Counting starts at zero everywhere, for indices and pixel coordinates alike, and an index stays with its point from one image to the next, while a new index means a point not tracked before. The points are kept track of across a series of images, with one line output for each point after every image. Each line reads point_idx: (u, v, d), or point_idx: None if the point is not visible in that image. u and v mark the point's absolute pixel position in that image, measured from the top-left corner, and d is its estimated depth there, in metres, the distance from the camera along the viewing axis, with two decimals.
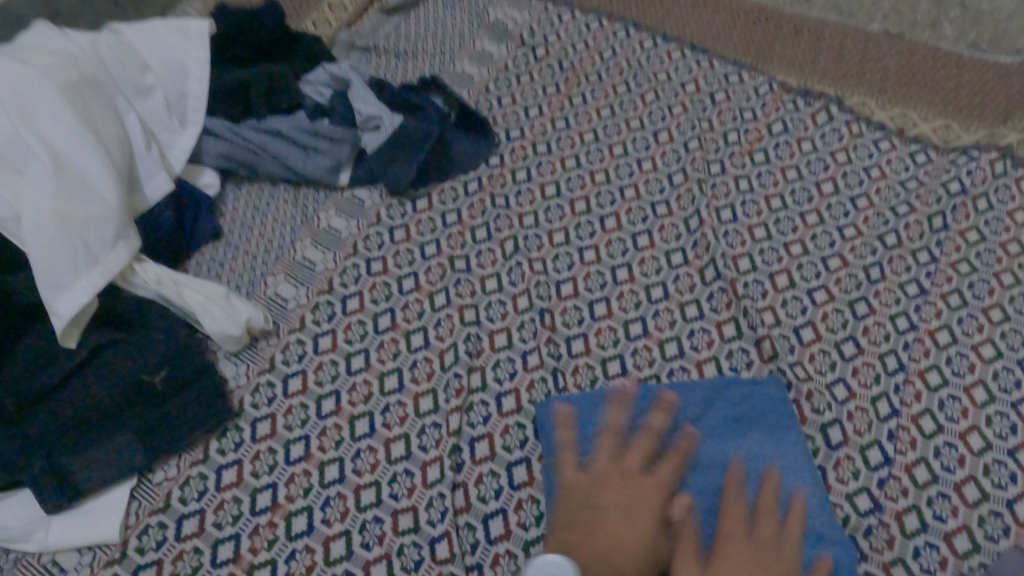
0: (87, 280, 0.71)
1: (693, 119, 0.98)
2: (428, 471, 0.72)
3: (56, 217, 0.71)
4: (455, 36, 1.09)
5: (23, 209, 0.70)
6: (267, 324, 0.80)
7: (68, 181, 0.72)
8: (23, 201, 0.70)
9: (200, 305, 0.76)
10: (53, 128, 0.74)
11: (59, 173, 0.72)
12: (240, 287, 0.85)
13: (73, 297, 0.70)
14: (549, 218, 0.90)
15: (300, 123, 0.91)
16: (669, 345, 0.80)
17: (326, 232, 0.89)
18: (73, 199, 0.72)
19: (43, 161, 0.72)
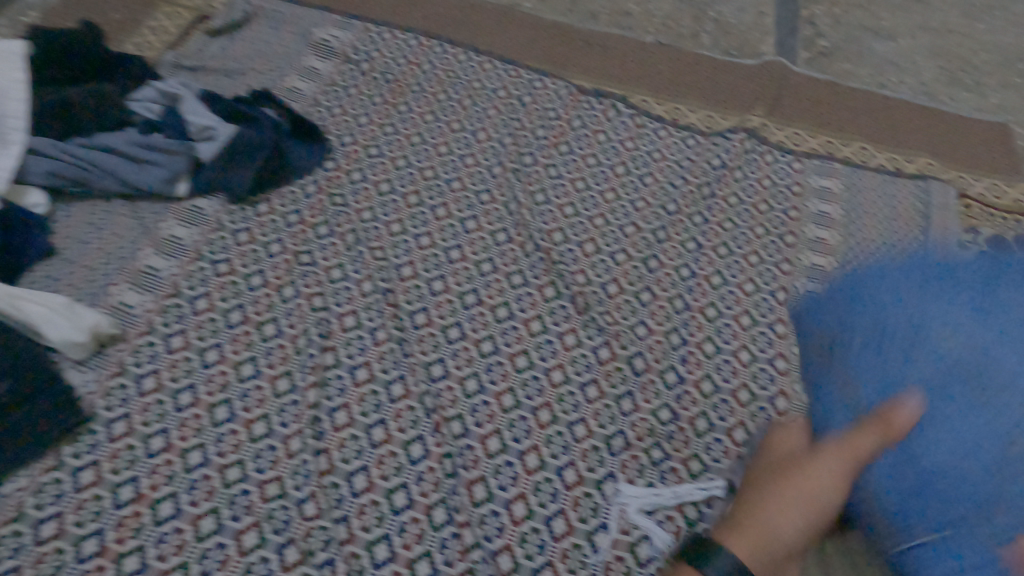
0: None
1: (506, 120, 1.13)
2: (291, 442, 0.78)
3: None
4: (283, 55, 1.17)
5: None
6: (114, 329, 0.83)
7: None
8: None
9: (42, 315, 0.78)
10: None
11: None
12: (80, 299, 0.86)
13: None
14: (386, 211, 1.00)
15: (133, 139, 0.96)
16: (500, 309, 0.92)
17: (168, 240, 0.93)
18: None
19: None
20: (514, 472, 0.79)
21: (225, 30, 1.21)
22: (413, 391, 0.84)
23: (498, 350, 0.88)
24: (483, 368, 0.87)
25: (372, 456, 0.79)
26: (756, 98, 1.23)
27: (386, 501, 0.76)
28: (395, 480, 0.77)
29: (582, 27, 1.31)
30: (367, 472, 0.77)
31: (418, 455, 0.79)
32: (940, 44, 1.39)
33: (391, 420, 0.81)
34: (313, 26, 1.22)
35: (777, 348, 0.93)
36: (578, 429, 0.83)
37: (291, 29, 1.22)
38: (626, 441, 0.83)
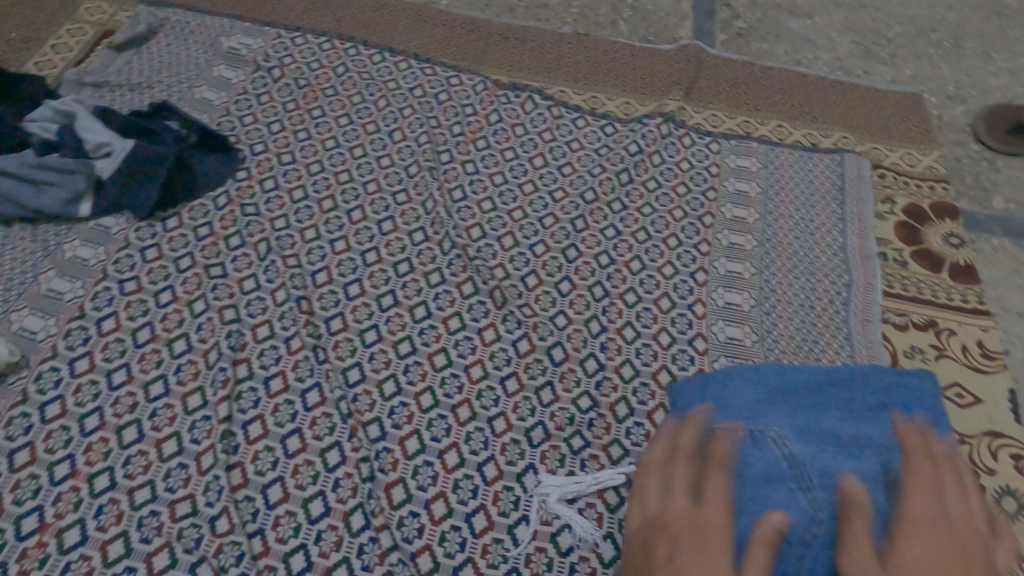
0: None
1: (422, 118, 1.12)
2: (202, 459, 0.77)
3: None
4: (190, 66, 1.19)
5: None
6: (12, 356, 0.80)
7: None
8: None
9: None
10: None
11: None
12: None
13: None
14: (300, 218, 1.00)
15: (26, 160, 0.94)
16: (418, 309, 0.92)
17: (72, 262, 0.92)
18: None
19: None
20: (434, 471, 0.79)
21: (131, 44, 1.22)
22: (329, 397, 0.83)
23: (416, 350, 0.88)
24: (400, 369, 0.86)
25: (287, 466, 0.78)
26: (672, 81, 1.23)
27: (302, 511, 0.75)
28: (312, 488, 0.77)
29: (497, 21, 1.31)
30: (282, 482, 0.77)
31: (335, 462, 0.78)
32: (853, 18, 1.42)
33: (307, 428, 0.81)
34: (221, 36, 1.23)
35: (696, 328, 0.93)
36: (498, 424, 0.83)
37: (198, 40, 1.23)
38: (546, 432, 0.83)
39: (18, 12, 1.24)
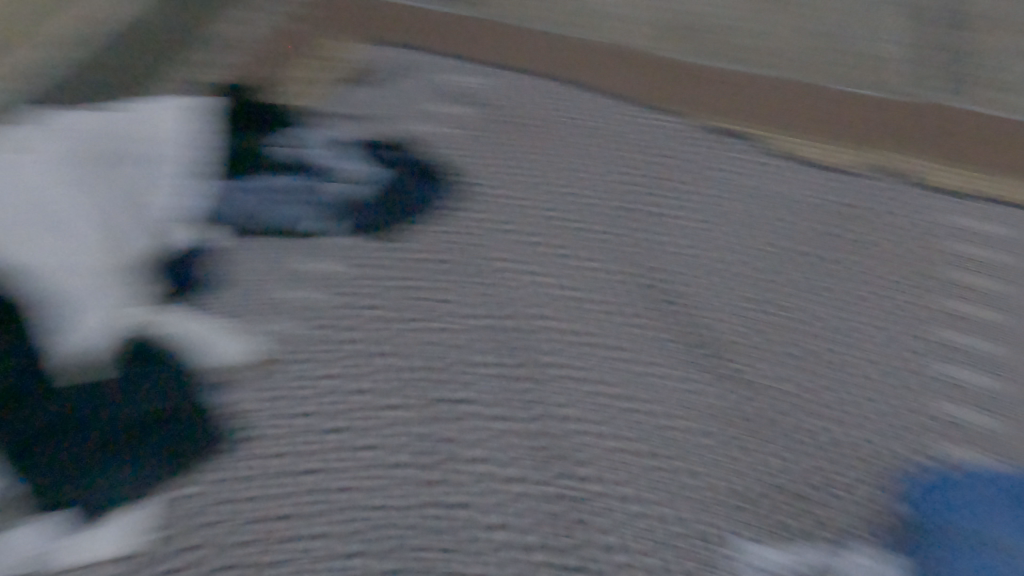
0: (115, 311, 0.88)
1: (649, 163, 1.15)
2: (431, 474, 0.82)
3: (94, 267, 0.91)
4: (426, 94, 1.21)
5: (63, 258, 0.91)
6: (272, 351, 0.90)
7: (109, 241, 0.93)
8: (67, 257, 0.91)
9: (204, 333, 0.89)
10: (87, 198, 0.97)
11: (94, 231, 0.94)
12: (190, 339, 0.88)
13: (105, 324, 0.87)
14: (526, 251, 1.03)
15: (299, 177, 1.06)
16: (638, 356, 0.93)
17: (312, 247, 1.00)
18: (106, 247, 0.93)
19: (75, 228, 0.94)
20: (643, 529, 0.80)
21: (372, 69, 1.25)
22: (542, 433, 0.86)
23: (629, 400, 0.90)
24: (613, 417, 0.88)
25: (500, 497, 0.81)
26: (886, 125, 1.21)
27: (519, 541, 0.78)
28: (529, 522, 0.80)
29: (712, 64, 1.30)
30: (495, 513, 0.80)
31: (552, 496, 0.82)
32: None
33: (527, 460, 0.84)
34: (448, 72, 1.26)
35: (927, 423, 0.89)
36: (707, 491, 0.83)
37: (432, 72, 1.25)
38: (761, 503, 0.82)
39: (280, 37, 1.37)
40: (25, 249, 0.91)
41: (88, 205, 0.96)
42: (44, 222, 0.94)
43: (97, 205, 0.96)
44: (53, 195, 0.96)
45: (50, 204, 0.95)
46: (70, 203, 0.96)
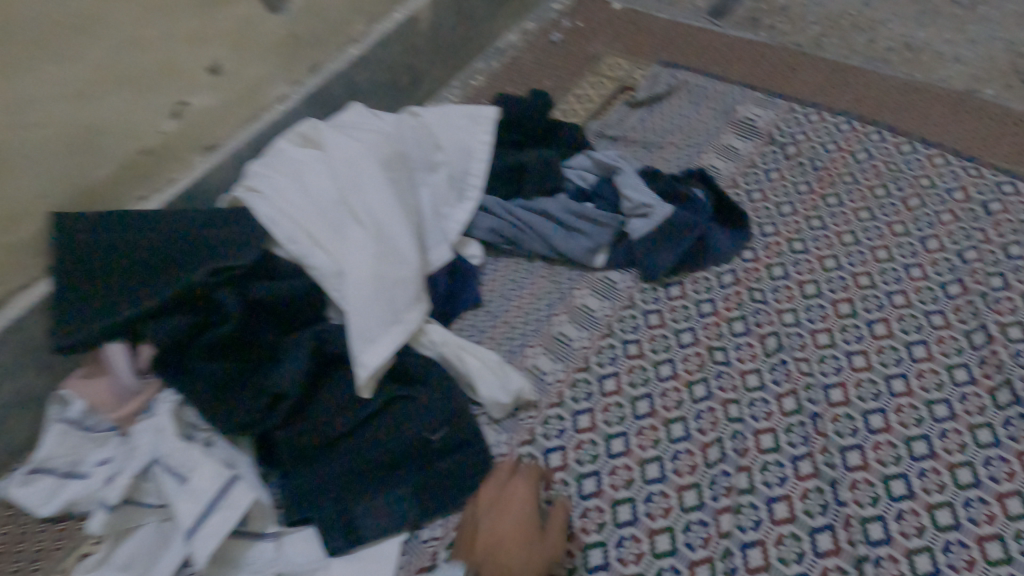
0: (390, 334, 0.80)
1: (967, 228, 0.96)
2: (697, 570, 0.72)
3: (375, 280, 0.81)
4: (702, 130, 1.15)
5: (344, 263, 0.81)
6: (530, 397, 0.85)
7: (392, 252, 0.83)
8: (347, 261, 0.81)
9: (477, 369, 0.83)
10: (370, 197, 0.85)
11: (376, 237, 0.83)
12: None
13: (377, 350, 0.79)
14: (811, 317, 0.90)
15: (568, 206, 0.97)
16: (962, 471, 0.75)
17: (603, 282, 0.96)
18: (387, 259, 0.82)
19: (360, 229, 0.83)
20: None
21: (647, 101, 1.22)
22: (845, 548, 0.72)
23: (960, 526, 0.72)
24: (938, 544, 0.71)
25: None
26: None
27: None
28: None
29: None
30: None
31: None
32: None
33: None
34: (734, 103, 1.18)
35: None
36: None
37: (711, 105, 1.19)
38: None
39: (545, 63, 1.33)
40: (305, 248, 0.82)
41: (371, 206, 0.85)
42: (325, 220, 0.84)
43: (380, 209, 0.85)
44: (335, 189, 0.86)
45: (334, 199, 0.85)
46: (353, 199, 0.85)
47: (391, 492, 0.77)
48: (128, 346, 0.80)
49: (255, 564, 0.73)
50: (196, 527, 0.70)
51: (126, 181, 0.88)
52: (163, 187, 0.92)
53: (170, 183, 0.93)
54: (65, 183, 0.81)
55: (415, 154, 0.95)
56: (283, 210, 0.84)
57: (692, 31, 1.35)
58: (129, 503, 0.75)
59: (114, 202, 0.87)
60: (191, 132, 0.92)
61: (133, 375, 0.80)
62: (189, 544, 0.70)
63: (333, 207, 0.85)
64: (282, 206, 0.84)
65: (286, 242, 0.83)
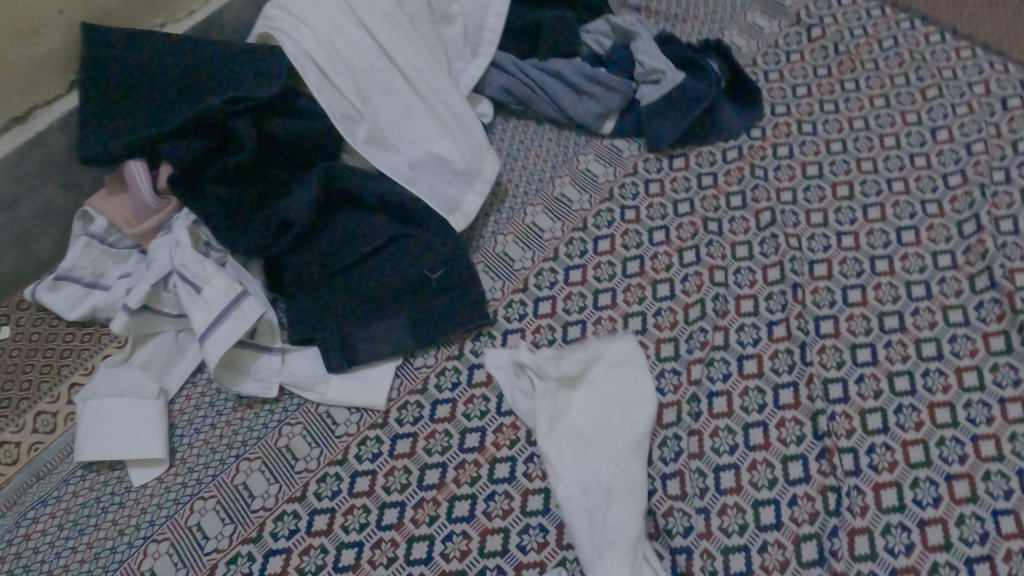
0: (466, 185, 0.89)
1: (980, 121, 0.95)
2: (665, 412, 0.78)
3: (445, 134, 0.88)
4: (728, 6, 1.12)
5: (411, 122, 0.88)
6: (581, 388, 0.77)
7: (454, 107, 0.89)
8: (412, 118, 0.88)
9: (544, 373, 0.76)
10: (411, 54, 0.87)
11: (430, 96, 0.88)
12: (487, 221, 0.93)
13: (466, 199, 0.89)
14: (808, 197, 0.92)
15: (581, 68, 0.97)
16: (927, 345, 0.79)
17: (608, 149, 0.98)
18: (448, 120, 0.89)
19: (414, 90, 0.88)
20: (908, 540, 0.69)
21: None
22: (805, 403, 0.77)
23: (915, 393, 0.77)
24: (892, 406, 0.76)
25: (745, 457, 0.75)
26: None
27: (751, 511, 0.72)
28: (766, 493, 0.72)
29: None
30: (737, 472, 0.74)
31: (797, 476, 0.73)
32: None
33: (774, 426, 0.76)
34: None
35: None
36: (1004, 522, 0.69)
37: None
38: None
39: None
40: (344, 98, 0.85)
41: (420, 60, 0.88)
42: (371, 76, 0.86)
43: (428, 61, 0.88)
44: (374, 44, 0.86)
45: (374, 55, 0.86)
46: (395, 50, 0.87)
47: (388, 320, 0.82)
48: (147, 165, 0.85)
49: (261, 372, 0.81)
50: (209, 332, 0.77)
51: (145, 6, 0.88)
52: (181, 18, 0.92)
53: (188, 14, 0.93)
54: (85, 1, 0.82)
55: (432, 1, 0.92)
56: (311, 58, 0.84)
57: None
58: (147, 310, 0.80)
59: (133, 25, 0.88)
60: None
61: (152, 193, 0.85)
62: (203, 347, 0.77)
63: (375, 63, 0.86)
64: (307, 48, 0.84)
65: (317, 93, 0.84)
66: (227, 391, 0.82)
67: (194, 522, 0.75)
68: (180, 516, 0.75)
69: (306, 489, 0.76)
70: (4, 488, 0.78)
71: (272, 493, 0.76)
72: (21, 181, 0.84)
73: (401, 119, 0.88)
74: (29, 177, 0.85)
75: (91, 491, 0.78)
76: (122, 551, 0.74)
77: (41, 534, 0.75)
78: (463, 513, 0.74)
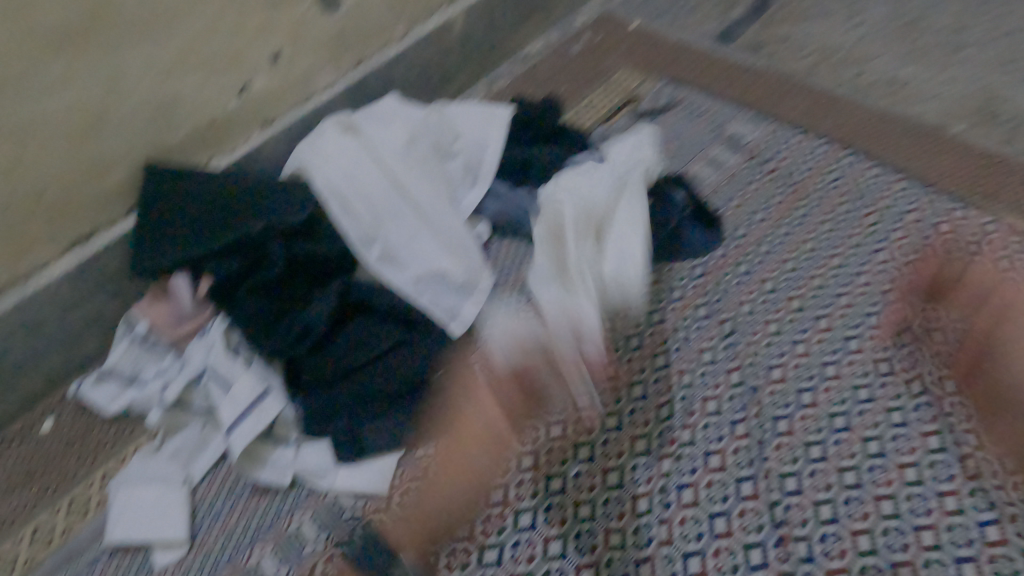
0: (465, 299, 1.01)
1: (914, 245, 1.09)
2: (638, 502, 0.86)
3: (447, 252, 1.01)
4: (695, 142, 1.29)
5: (416, 242, 1.01)
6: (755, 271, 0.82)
7: (454, 231, 1.03)
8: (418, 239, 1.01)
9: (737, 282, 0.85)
10: (419, 186, 1.03)
11: (434, 223, 1.02)
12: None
13: (464, 309, 1.00)
14: (765, 309, 1.04)
15: (567, 195, 1.11)
16: (871, 443, 0.89)
17: None
18: (450, 243, 1.02)
19: (419, 215, 1.02)
20: None
21: (651, 113, 1.36)
22: (762, 495, 0.86)
23: (862, 486, 0.86)
24: (841, 498, 0.85)
25: (710, 545, 0.82)
26: None
27: None
28: None
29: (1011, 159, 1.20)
30: (702, 558, 0.81)
31: (757, 562, 0.81)
32: None
33: (736, 515, 0.84)
34: (727, 121, 1.32)
35: None
36: None
37: (707, 121, 1.33)
38: None
39: (566, 70, 1.45)
40: (359, 222, 0.99)
41: (426, 191, 1.03)
42: (385, 204, 1.01)
43: (433, 192, 1.04)
44: (388, 178, 1.02)
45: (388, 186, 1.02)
46: (405, 183, 1.02)
47: (394, 413, 0.92)
48: (191, 277, 0.98)
49: (277, 462, 0.91)
50: (234, 425, 0.90)
51: (196, 144, 1.05)
52: (226, 153, 1.09)
53: (232, 150, 1.10)
54: (149, 141, 0.98)
55: (437, 143, 1.11)
56: (335, 191, 1.01)
57: (700, 46, 1.47)
58: (180, 404, 0.95)
59: (185, 160, 1.04)
60: (250, 109, 1.09)
61: (192, 301, 0.98)
62: (230, 439, 0.90)
63: (388, 194, 1.01)
64: (333, 182, 1.01)
65: (338, 219, 0.99)
66: (244, 480, 0.91)
67: None
68: None
69: (313, 571, 0.83)
70: (38, 568, 0.86)
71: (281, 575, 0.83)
72: (78, 291, 0.98)
73: (408, 240, 1.01)
74: (86, 288, 0.98)
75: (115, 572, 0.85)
76: None
77: None
78: None
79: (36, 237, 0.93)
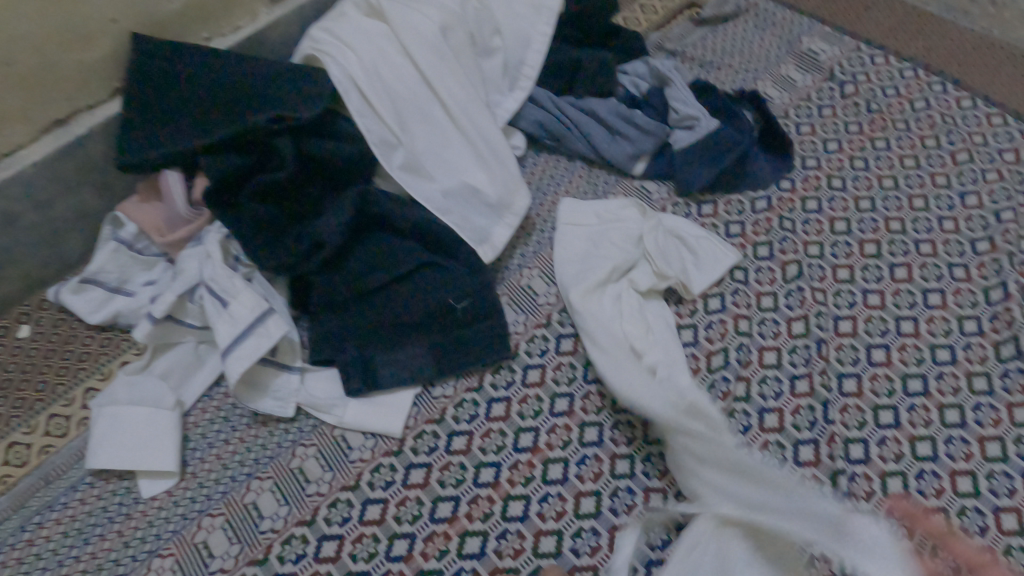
0: (497, 220, 0.89)
1: (1010, 189, 0.96)
2: None
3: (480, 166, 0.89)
4: (761, 57, 1.13)
5: (447, 152, 0.89)
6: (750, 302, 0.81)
7: (489, 141, 0.89)
8: (449, 149, 0.89)
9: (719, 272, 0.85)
10: (453, 84, 0.88)
11: (468, 129, 0.89)
12: (514, 253, 0.93)
13: (497, 231, 0.89)
14: (835, 253, 0.92)
15: (616, 108, 0.98)
16: (950, 412, 0.79)
17: (638, 190, 0.98)
18: (485, 155, 0.89)
19: (450, 121, 0.89)
20: None
21: (712, 21, 1.19)
22: (824, 462, 0.76)
23: (937, 459, 0.76)
24: (913, 471, 0.75)
25: None
26: None
27: None
28: None
29: None
30: None
31: None
32: None
33: None
34: (800, 35, 1.16)
35: None
36: None
37: (777, 34, 1.16)
38: None
39: None
40: (382, 122, 0.86)
41: (461, 91, 0.89)
42: (413, 104, 0.87)
43: (468, 93, 0.89)
44: (417, 73, 0.88)
45: (417, 83, 0.88)
46: (436, 78, 0.88)
47: (413, 343, 0.82)
48: (184, 177, 0.86)
49: (279, 391, 0.80)
50: (233, 346, 0.77)
51: (193, 19, 0.90)
52: (227, 33, 0.94)
53: (234, 30, 0.94)
54: (136, 10, 0.83)
55: (475, 34, 0.94)
56: (353, 82, 0.85)
57: None
58: (171, 321, 0.80)
59: (179, 37, 0.90)
60: None
61: (186, 205, 0.86)
62: (225, 363, 0.77)
63: (416, 92, 0.87)
64: (350, 70, 0.85)
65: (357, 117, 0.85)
66: (243, 408, 0.82)
67: (201, 539, 0.74)
68: (186, 532, 0.74)
69: (317, 514, 0.75)
70: (11, 490, 0.77)
71: (282, 515, 0.75)
72: (57, 183, 0.85)
73: (438, 149, 0.88)
74: (66, 178, 0.85)
75: (98, 500, 0.77)
76: (126, 564, 0.73)
77: (46, 541, 0.74)
78: (473, 550, 0.73)
79: (5, 115, 0.79)
